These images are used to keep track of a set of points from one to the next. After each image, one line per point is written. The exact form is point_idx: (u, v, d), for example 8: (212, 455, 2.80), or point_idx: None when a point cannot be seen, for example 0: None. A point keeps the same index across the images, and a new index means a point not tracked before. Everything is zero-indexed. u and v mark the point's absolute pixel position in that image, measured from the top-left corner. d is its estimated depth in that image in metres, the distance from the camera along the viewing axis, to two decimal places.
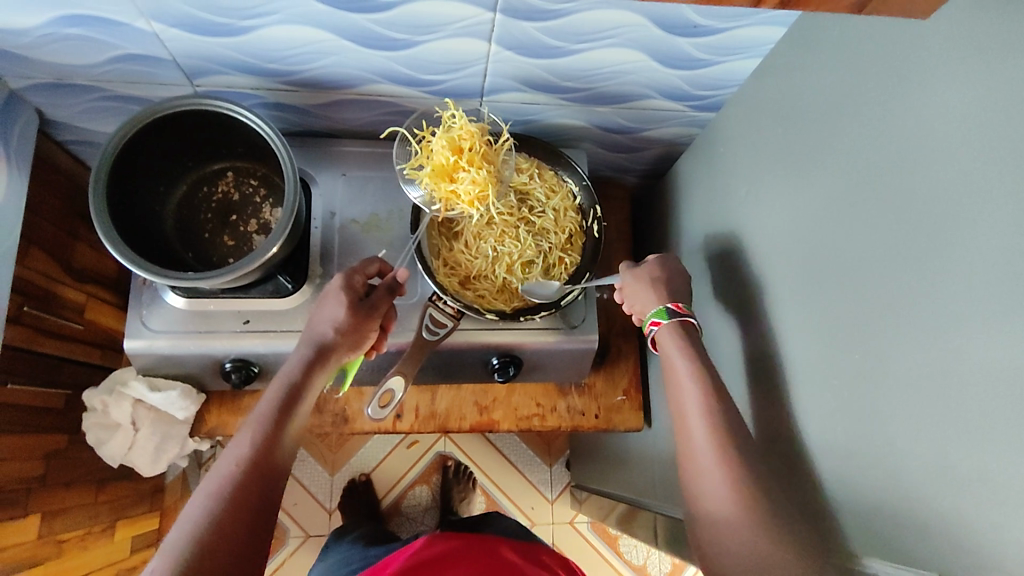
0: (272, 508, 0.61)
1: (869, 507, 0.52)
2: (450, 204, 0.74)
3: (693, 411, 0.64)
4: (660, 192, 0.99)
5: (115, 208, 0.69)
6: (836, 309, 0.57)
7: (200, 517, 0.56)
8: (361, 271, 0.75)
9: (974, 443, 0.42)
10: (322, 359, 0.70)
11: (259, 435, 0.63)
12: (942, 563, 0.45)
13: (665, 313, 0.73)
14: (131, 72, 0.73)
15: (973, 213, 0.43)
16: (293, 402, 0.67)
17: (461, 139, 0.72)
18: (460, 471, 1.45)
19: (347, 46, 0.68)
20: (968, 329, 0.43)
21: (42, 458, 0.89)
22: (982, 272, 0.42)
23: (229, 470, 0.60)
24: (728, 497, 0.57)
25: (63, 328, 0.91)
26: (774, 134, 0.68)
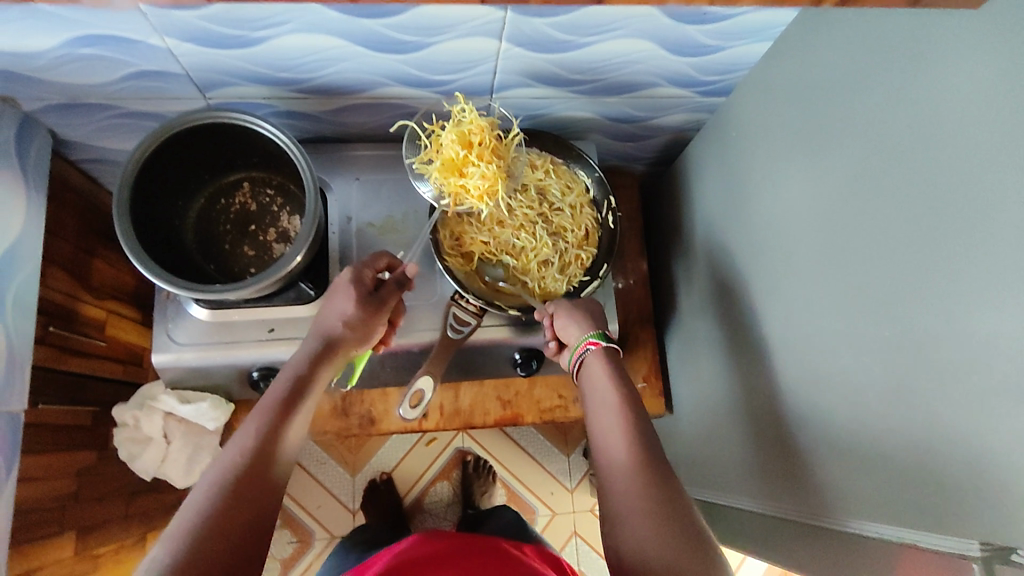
0: (274, 500, 0.60)
1: (891, 482, 0.52)
2: (459, 199, 0.75)
3: (615, 421, 0.66)
4: (670, 178, 1.00)
5: (138, 224, 0.70)
6: (851, 287, 0.57)
7: (203, 508, 0.55)
8: (371, 266, 0.76)
9: (993, 415, 0.43)
10: (331, 352, 0.70)
11: (265, 427, 0.62)
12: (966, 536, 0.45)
13: (603, 336, 0.74)
14: (144, 87, 0.73)
15: (988, 190, 0.44)
16: (300, 394, 0.67)
17: (471, 134, 0.72)
18: (480, 464, 1.46)
19: (358, 51, 0.68)
20: (985, 302, 0.44)
21: (74, 476, 0.90)
22: (997, 244, 0.43)
23: (233, 459, 0.60)
24: (635, 499, 0.58)
25: (87, 346, 0.91)
26: (784, 116, 0.68)
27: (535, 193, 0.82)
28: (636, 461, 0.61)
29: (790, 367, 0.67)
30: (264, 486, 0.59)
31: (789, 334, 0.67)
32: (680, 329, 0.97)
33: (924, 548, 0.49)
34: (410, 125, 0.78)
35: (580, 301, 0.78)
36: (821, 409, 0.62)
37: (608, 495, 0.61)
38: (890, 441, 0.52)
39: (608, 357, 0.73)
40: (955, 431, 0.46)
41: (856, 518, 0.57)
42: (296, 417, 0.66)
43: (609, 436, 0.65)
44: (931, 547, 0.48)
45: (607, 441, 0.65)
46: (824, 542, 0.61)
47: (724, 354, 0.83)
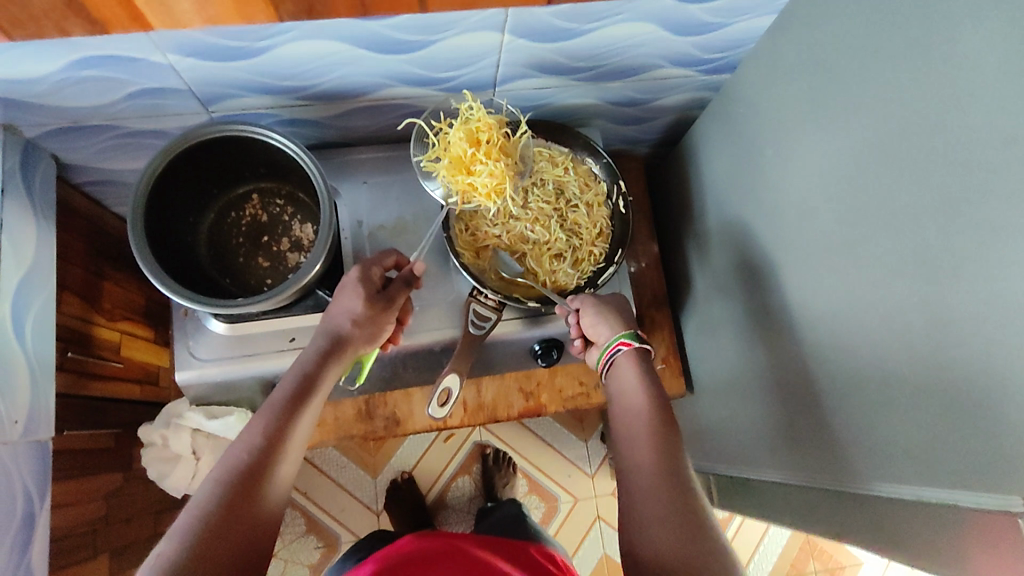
0: (275, 498, 0.62)
1: (920, 443, 0.53)
2: (467, 198, 0.75)
3: (639, 416, 0.67)
4: (675, 158, 1.00)
5: (154, 244, 0.70)
6: (870, 256, 0.58)
7: (206, 503, 0.57)
8: (377, 263, 0.76)
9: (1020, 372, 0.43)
10: (338, 350, 0.71)
11: (270, 427, 0.64)
12: (998, 492, 0.46)
13: (636, 336, 0.73)
14: (146, 106, 0.73)
15: (1010, 149, 0.44)
16: (307, 394, 0.68)
17: (478, 131, 0.72)
18: (499, 457, 1.46)
19: (362, 55, 0.68)
20: (1008, 262, 0.44)
21: (103, 499, 0.90)
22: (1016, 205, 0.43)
23: (239, 455, 0.62)
24: (649, 477, 0.61)
25: (104, 368, 0.91)
26: (791, 90, 0.68)
27: (554, 188, 0.83)
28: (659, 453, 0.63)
29: (813, 338, 0.68)
30: (266, 483, 0.61)
31: (811, 306, 0.68)
32: (696, 308, 0.97)
33: (963, 509, 0.49)
34: (418, 123, 0.77)
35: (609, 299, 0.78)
36: (846, 379, 0.62)
37: (625, 480, 0.63)
38: (920, 407, 0.53)
39: (641, 359, 0.72)
40: (987, 391, 0.46)
41: (885, 479, 0.58)
42: (302, 418, 0.67)
43: (632, 429, 0.66)
44: (969, 504, 0.48)
45: (630, 434, 0.66)
46: (851, 505, 0.63)
47: (743, 330, 0.83)
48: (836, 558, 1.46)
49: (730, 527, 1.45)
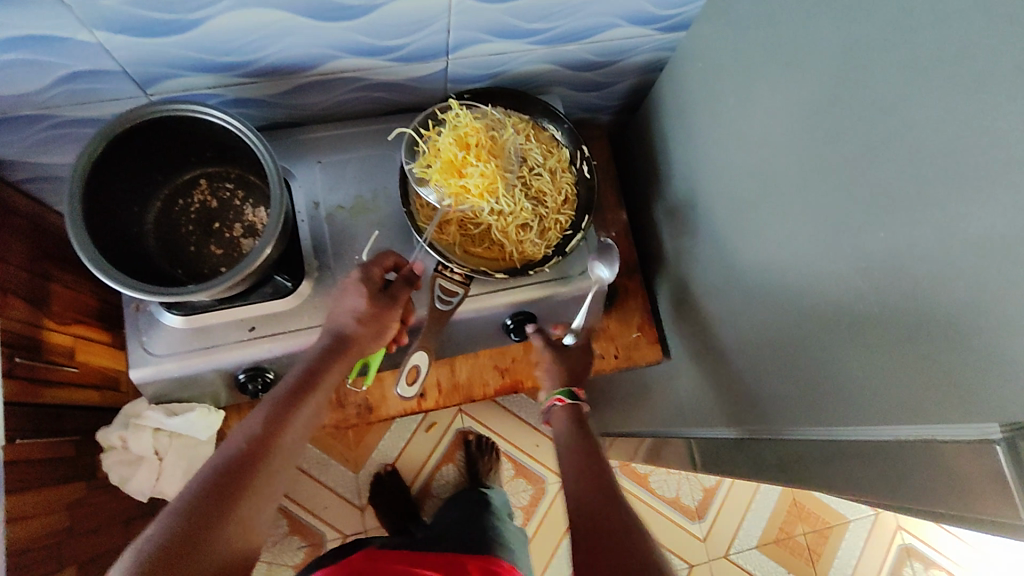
0: (272, 492, 0.60)
1: (895, 385, 0.52)
2: (459, 202, 0.76)
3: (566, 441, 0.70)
4: (638, 123, 0.98)
5: (95, 235, 0.66)
6: (833, 198, 0.57)
7: (199, 488, 0.56)
8: (377, 263, 0.75)
9: (993, 297, 0.42)
10: (342, 348, 0.70)
11: (269, 419, 0.63)
12: (979, 423, 0.44)
13: (571, 393, 0.75)
14: (79, 91, 0.69)
15: (974, 66, 0.42)
16: (308, 388, 0.67)
17: (467, 135, 0.76)
18: (482, 443, 1.44)
19: (303, 23, 0.65)
20: (972, 188, 0.43)
21: (65, 510, 0.86)
22: (977, 127, 0.42)
23: (236, 445, 0.60)
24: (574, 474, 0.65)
25: (56, 374, 0.85)
26: (746, 38, 0.67)
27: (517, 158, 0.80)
28: (586, 471, 0.65)
29: (782, 290, 0.66)
30: (263, 476, 0.59)
31: (778, 259, 0.66)
32: (667, 273, 0.96)
33: (940, 442, 0.48)
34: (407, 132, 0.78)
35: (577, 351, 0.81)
36: (817, 328, 0.61)
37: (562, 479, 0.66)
38: (894, 348, 0.51)
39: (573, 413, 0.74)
40: (964, 324, 0.45)
41: (861, 424, 0.57)
42: (303, 411, 0.65)
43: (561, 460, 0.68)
44: (947, 437, 0.48)
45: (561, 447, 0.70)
46: (824, 454, 0.63)
47: (713, 291, 0.82)
48: (823, 517, 1.47)
49: (718, 495, 1.46)
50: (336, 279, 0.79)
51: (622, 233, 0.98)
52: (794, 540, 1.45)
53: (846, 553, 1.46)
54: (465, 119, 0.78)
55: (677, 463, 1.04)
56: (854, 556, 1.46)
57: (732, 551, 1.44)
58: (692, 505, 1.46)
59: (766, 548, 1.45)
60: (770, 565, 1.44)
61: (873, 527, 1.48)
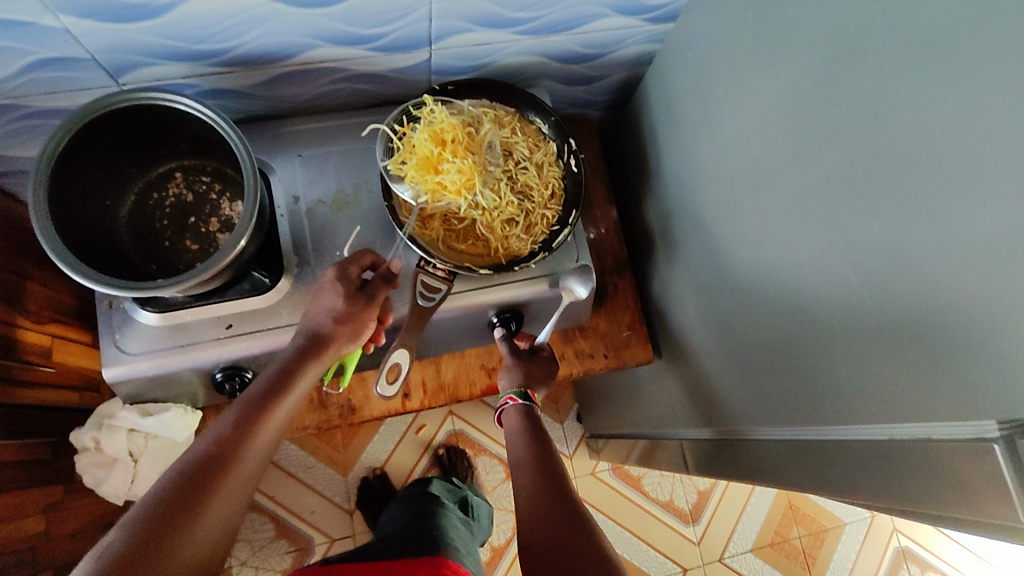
0: (242, 493, 0.58)
1: (889, 381, 0.50)
2: (437, 199, 0.74)
3: (522, 458, 0.72)
4: (628, 117, 0.96)
5: (63, 228, 0.64)
6: (823, 189, 0.55)
7: (165, 489, 0.54)
8: (355, 261, 0.73)
9: (990, 287, 0.40)
10: (318, 348, 0.69)
11: (241, 419, 0.61)
12: (977, 418, 0.42)
13: (523, 394, 0.78)
14: (49, 80, 0.67)
15: (972, 44, 0.40)
16: (282, 388, 0.65)
17: (443, 131, 0.74)
18: (452, 454, 1.40)
19: (278, 9, 0.63)
20: (967, 172, 0.41)
21: (39, 514, 0.83)
22: (973, 108, 0.40)
23: (205, 445, 0.58)
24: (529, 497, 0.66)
25: (31, 375, 0.82)
26: (735, 26, 0.65)
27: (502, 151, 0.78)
28: (539, 490, 0.66)
29: (772, 285, 0.64)
30: (233, 476, 0.57)
31: (768, 254, 0.64)
32: (657, 271, 0.94)
33: (936, 440, 0.46)
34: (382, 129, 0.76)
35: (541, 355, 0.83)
36: (807, 325, 0.59)
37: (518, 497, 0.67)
38: (888, 344, 0.49)
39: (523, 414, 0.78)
40: (960, 317, 0.42)
41: (855, 423, 0.55)
42: (272, 415, 0.63)
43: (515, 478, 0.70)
44: (944, 436, 0.46)
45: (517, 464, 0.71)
46: (816, 455, 0.61)
47: (703, 288, 0.80)
48: (819, 521, 1.45)
49: (714, 496, 1.45)
50: (315, 276, 0.77)
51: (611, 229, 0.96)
52: (789, 543, 1.43)
53: (842, 557, 1.43)
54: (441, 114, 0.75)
55: (669, 464, 1.02)
56: (851, 559, 1.43)
57: (727, 555, 1.42)
58: (685, 508, 1.44)
59: (761, 551, 1.42)
60: (765, 568, 1.41)
61: (869, 530, 1.46)
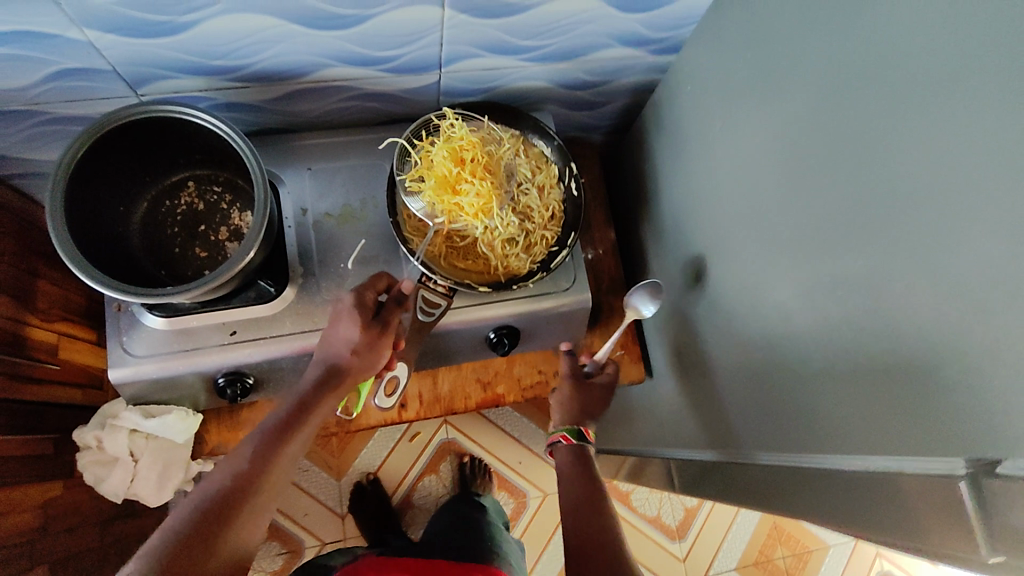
0: (252, 530, 0.60)
1: (868, 412, 0.52)
2: (452, 218, 0.76)
3: (573, 477, 0.76)
4: (629, 143, 0.99)
5: (77, 233, 0.66)
6: (811, 228, 0.57)
7: (179, 526, 0.56)
8: (371, 288, 0.74)
9: (967, 330, 0.42)
10: (335, 380, 0.69)
11: (257, 452, 0.62)
12: (958, 453, 0.44)
13: (575, 433, 0.80)
14: (70, 89, 0.69)
15: (956, 96, 0.42)
16: (298, 420, 0.66)
17: (463, 151, 0.76)
18: (477, 466, 1.43)
19: (296, 30, 0.65)
20: (946, 220, 0.43)
21: (39, 508, 0.84)
22: (952, 161, 0.42)
23: (220, 480, 0.60)
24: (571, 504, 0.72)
25: (38, 371, 0.84)
26: (734, 65, 0.67)
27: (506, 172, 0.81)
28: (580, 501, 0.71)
29: (760, 314, 0.67)
30: (243, 514, 0.59)
31: (758, 284, 0.66)
32: None
33: (907, 474, 0.48)
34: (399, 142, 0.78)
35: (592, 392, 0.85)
36: (792, 354, 0.61)
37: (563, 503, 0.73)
38: (868, 378, 0.52)
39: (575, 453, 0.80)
40: (939, 356, 0.44)
41: (826, 452, 0.58)
42: (292, 444, 0.65)
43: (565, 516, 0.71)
44: (914, 470, 0.48)
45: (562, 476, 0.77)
46: (788, 482, 0.63)
47: (693, 312, 0.82)
48: (803, 542, 1.47)
49: (699, 515, 1.46)
50: (320, 287, 0.79)
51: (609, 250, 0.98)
52: (773, 563, 1.45)
53: None
54: (460, 131, 0.77)
55: (658, 482, 1.04)
56: None
57: (711, 573, 1.43)
58: (673, 525, 1.45)
59: (746, 570, 1.44)
60: None
61: (853, 553, 1.47)
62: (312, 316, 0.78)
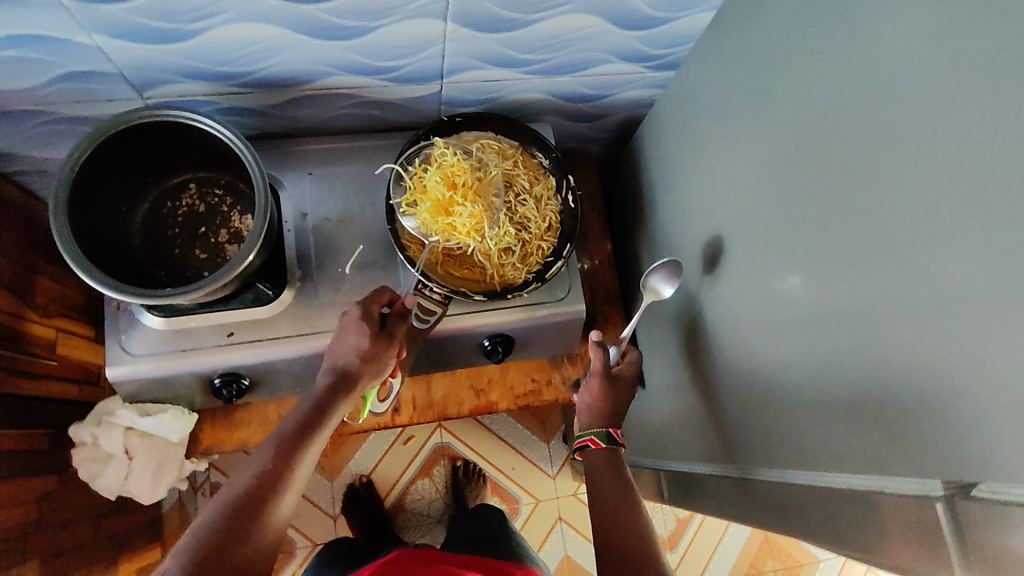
0: (276, 533, 0.61)
1: (852, 431, 0.53)
2: (447, 239, 0.77)
3: (604, 474, 0.74)
4: (627, 155, 1.00)
5: (79, 233, 0.67)
6: (800, 247, 0.58)
7: (207, 531, 0.57)
8: (376, 299, 0.74)
9: (946, 353, 0.43)
10: (348, 386, 0.70)
11: (278, 456, 0.63)
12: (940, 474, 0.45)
13: (605, 436, 0.77)
14: (76, 91, 0.70)
15: (942, 125, 0.43)
16: (316, 425, 0.67)
17: (454, 175, 0.77)
18: (469, 470, 1.46)
19: (300, 40, 0.66)
20: (929, 247, 0.44)
21: (34, 502, 0.85)
22: (935, 190, 0.43)
23: (243, 484, 0.61)
24: (604, 503, 0.71)
25: (36, 366, 0.85)
26: (730, 84, 0.69)
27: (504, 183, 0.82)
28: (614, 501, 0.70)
29: (749, 329, 0.68)
30: (269, 517, 0.60)
31: (749, 300, 0.67)
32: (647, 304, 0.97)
33: (887, 495, 0.50)
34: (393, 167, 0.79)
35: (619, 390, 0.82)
36: (779, 371, 0.62)
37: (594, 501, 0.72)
38: (853, 397, 0.52)
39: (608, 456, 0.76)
40: (920, 378, 0.45)
41: (805, 469, 0.59)
42: (311, 449, 0.66)
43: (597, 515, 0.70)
44: (893, 490, 0.49)
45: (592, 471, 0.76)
46: (769, 496, 0.65)
47: (685, 325, 0.83)
48: (794, 555, 1.47)
49: (691, 525, 1.47)
50: (318, 290, 0.80)
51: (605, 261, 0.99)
52: None
53: None
54: (452, 157, 0.79)
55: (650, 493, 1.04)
56: None
57: None
58: (665, 535, 1.45)
59: None
60: None
61: (844, 569, 1.48)
62: (309, 319, 0.79)
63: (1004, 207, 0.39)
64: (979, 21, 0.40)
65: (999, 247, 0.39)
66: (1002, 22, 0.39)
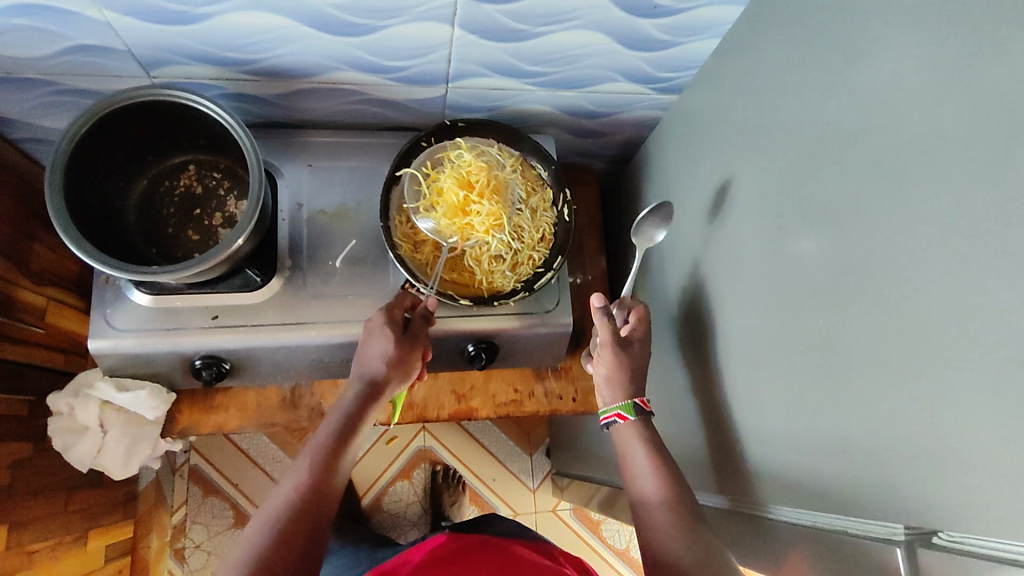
0: (324, 539, 0.62)
1: (824, 467, 0.52)
2: (465, 237, 0.77)
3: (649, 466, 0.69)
4: (628, 174, 1.00)
5: (73, 204, 0.67)
6: (784, 279, 0.58)
7: (258, 545, 0.58)
8: (399, 305, 0.75)
9: (918, 397, 0.43)
10: (376, 394, 0.71)
11: (316, 465, 0.64)
12: (907, 518, 0.44)
13: (631, 408, 0.73)
14: (84, 64, 0.71)
15: (925, 167, 0.43)
16: (349, 433, 0.68)
17: (470, 175, 0.76)
18: (450, 475, 1.43)
19: (308, 32, 0.67)
20: (907, 288, 0.44)
21: (7, 468, 0.84)
22: (915, 232, 0.43)
23: (287, 496, 0.62)
24: (657, 505, 0.65)
25: (23, 332, 0.86)
26: (729, 113, 0.69)
27: None
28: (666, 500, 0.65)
29: (730, 357, 0.67)
30: (314, 527, 0.61)
31: (731, 329, 0.67)
32: None
33: (851, 534, 0.49)
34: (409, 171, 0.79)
35: (633, 353, 0.77)
36: (755, 402, 0.62)
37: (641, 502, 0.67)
38: (825, 432, 0.52)
39: (639, 428, 0.73)
40: (892, 418, 0.45)
41: (779, 503, 0.59)
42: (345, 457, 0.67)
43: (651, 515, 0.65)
44: (858, 531, 0.49)
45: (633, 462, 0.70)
46: (744, 527, 0.65)
47: (670, 348, 0.83)
48: None
49: None
50: (307, 281, 0.80)
51: (597, 278, 0.99)
52: None
53: None
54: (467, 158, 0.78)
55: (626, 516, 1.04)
56: None
57: None
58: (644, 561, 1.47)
59: None
60: None
61: None
62: (294, 309, 0.79)
63: (978, 254, 0.38)
64: (964, 68, 0.40)
65: (972, 295, 0.39)
66: (986, 70, 0.39)
